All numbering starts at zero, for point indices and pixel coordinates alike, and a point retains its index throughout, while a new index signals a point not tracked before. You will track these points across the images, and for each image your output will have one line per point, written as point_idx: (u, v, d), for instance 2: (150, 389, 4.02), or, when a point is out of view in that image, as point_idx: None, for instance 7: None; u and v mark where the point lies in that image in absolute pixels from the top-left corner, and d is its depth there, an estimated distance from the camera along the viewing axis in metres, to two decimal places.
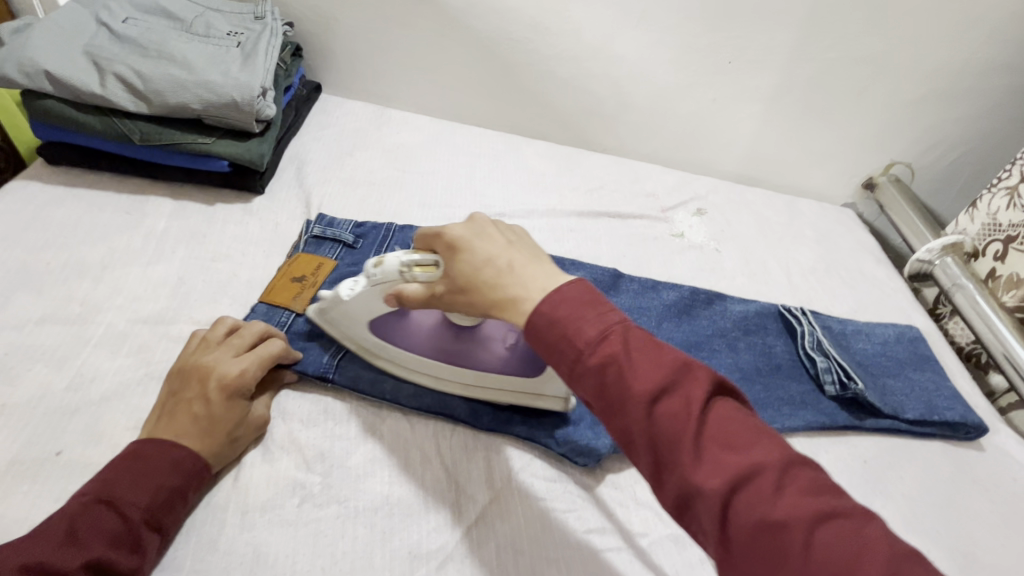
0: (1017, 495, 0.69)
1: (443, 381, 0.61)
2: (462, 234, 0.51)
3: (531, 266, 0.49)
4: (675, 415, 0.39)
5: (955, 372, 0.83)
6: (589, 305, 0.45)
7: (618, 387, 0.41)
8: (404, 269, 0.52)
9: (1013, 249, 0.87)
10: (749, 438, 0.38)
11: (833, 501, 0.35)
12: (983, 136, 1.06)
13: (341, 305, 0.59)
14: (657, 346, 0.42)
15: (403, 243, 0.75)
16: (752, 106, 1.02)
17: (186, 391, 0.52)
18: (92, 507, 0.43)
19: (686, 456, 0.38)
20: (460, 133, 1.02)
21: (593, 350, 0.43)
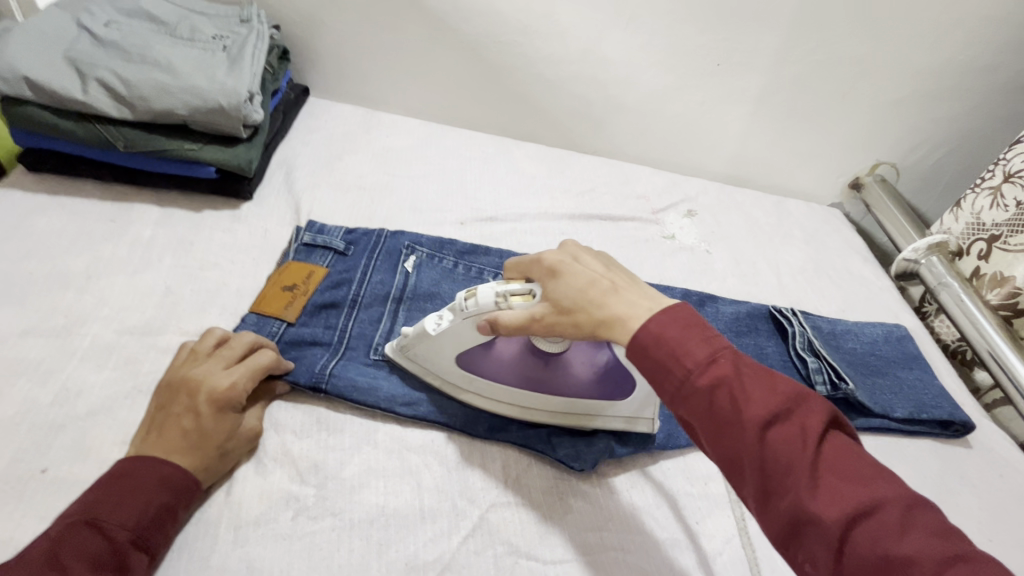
0: (1004, 491, 0.70)
1: (529, 411, 0.60)
2: (560, 260, 0.53)
3: (633, 289, 0.51)
4: (789, 442, 0.40)
5: (942, 370, 0.85)
6: (695, 329, 0.46)
7: (728, 409, 0.42)
8: (501, 297, 0.53)
9: (996, 248, 0.89)
10: (867, 473, 0.39)
11: (953, 539, 0.36)
12: (965, 136, 1.08)
13: (425, 336, 0.58)
14: (769, 375, 0.43)
15: (394, 248, 0.74)
16: (741, 108, 1.03)
17: (175, 405, 0.51)
18: (75, 530, 0.42)
19: (802, 483, 0.39)
20: (450, 135, 1.01)
21: (703, 371, 0.44)
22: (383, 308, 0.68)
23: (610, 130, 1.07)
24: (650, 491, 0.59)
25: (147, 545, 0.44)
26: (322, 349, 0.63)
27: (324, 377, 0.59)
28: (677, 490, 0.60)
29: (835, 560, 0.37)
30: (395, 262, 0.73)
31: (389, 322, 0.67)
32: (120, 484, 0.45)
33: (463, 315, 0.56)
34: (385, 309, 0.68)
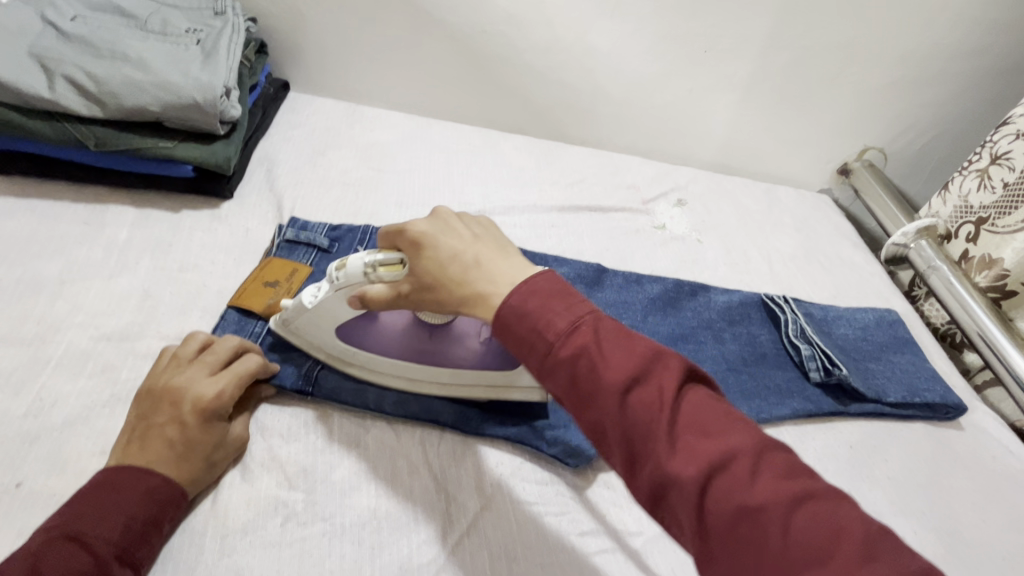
0: (997, 472, 0.70)
1: (416, 382, 0.59)
2: (426, 231, 0.51)
3: (498, 260, 0.49)
4: (648, 404, 0.39)
5: (933, 353, 0.85)
6: (556, 298, 0.45)
7: (589, 377, 0.41)
8: (369, 269, 0.51)
9: (984, 230, 0.89)
10: (721, 424, 0.38)
11: (804, 480, 0.36)
12: (952, 119, 1.08)
13: (302, 311, 0.56)
14: (627, 337, 0.42)
15: (380, 245, 0.73)
16: (729, 95, 1.02)
17: (158, 414, 0.49)
18: (58, 543, 0.41)
19: (660, 445, 0.38)
20: (436, 129, 0.99)
21: (563, 341, 0.43)
22: None
23: (598, 120, 1.06)
24: None
25: (132, 560, 0.43)
26: (307, 350, 0.61)
27: (310, 381, 0.58)
28: None
29: (698, 520, 0.36)
30: None
31: None
32: (104, 496, 0.44)
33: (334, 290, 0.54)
34: None
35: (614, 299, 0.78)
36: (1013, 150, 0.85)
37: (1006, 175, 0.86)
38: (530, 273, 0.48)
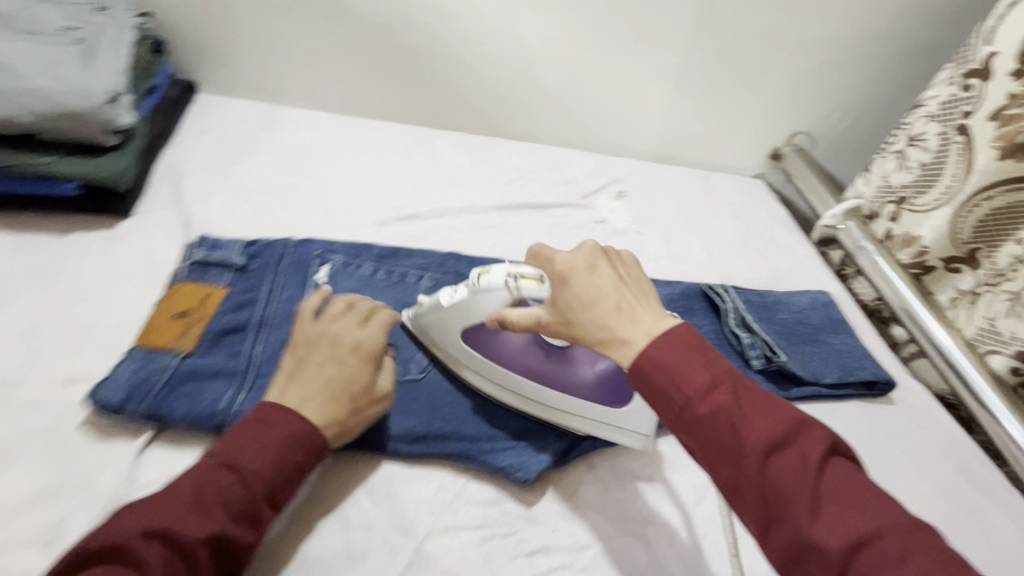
0: (925, 443, 0.74)
1: (522, 401, 0.59)
2: (569, 265, 0.50)
3: (643, 306, 0.49)
4: (790, 470, 0.40)
5: (864, 331, 0.88)
6: (699, 355, 0.45)
7: (727, 437, 0.42)
8: (511, 280, 0.54)
9: (905, 210, 0.92)
10: (868, 500, 0.39)
11: (960, 569, 0.35)
12: (872, 102, 1.12)
13: (444, 311, 0.59)
14: (769, 400, 0.43)
15: (303, 258, 0.68)
16: (662, 84, 1.02)
17: (314, 355, 0.53)
18: (217, 475, 0.44)
19: (801, 511, 0.39)
20: (363, 128, 0.94)
21: (703, 398, 0.43)
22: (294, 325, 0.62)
23: (534, 114, 1.03)
24: (595, 493, 0.57)
25: (277, 499, 0.46)
26: (225, 380, 0.56)
27: (228, 414, 0.53)
28: (622, 486, 0.59)
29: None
30: (305, 273, 0.66)
31: None
32: (258, 435, 0.46)
33: (471, 297, 0.57)
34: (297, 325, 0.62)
35: None
36: (927, 132, 0.88)
37: (921, 155, 0.89)
38: (669, 322, 0.48)
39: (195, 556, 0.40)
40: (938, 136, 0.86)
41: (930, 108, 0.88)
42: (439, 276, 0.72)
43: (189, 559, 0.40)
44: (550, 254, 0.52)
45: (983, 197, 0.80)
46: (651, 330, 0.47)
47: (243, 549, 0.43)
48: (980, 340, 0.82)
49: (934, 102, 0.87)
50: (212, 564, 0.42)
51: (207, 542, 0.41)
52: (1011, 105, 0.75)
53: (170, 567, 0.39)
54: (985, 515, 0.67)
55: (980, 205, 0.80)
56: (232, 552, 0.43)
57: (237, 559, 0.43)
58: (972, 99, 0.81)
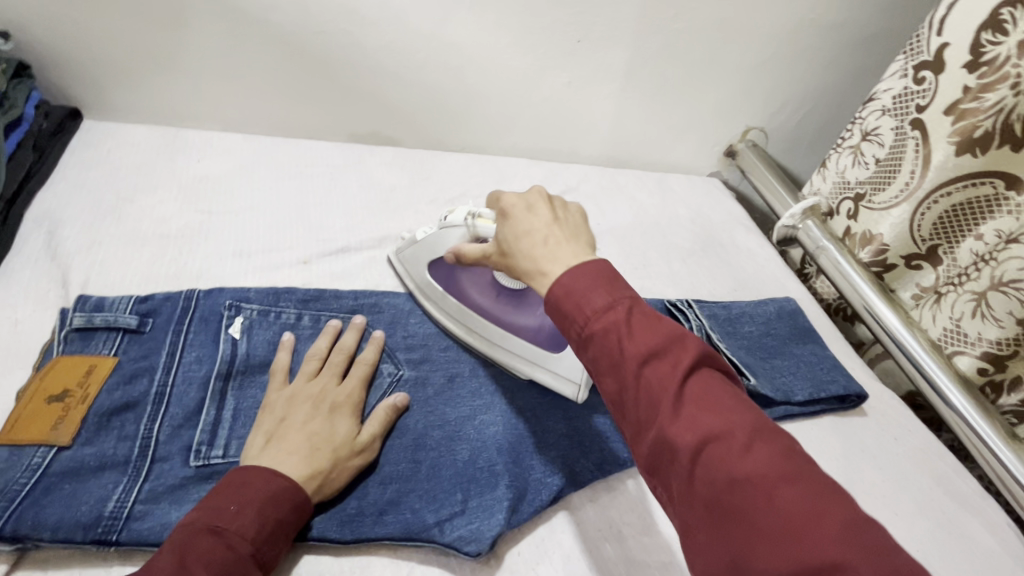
0: (900, 455, 0.71)
1: (469, 333, 0.64)
2: (513, 204, 0.51)
3: (569, 242, 0.47)
4: (662, 379, 0.39)
5: (830, 335, 0.85)
6: (604, 277, 0.43)
7: (612, 348, 0.40)
8: (469, 217, 0.61)
9: (863, 207, 0.88)
10: (729, 405, 0.38)
11: (802, 466, 0.35)
12: (824, 93, 1.09)
13: (416, 247, 0.66)
14: (656, 317, 0.41)
15: (212, 311, 0.57)
16: (608, 86, 0.96)
17: (294, 414, 0.50)
18: (201, 539, 0.40)
19: (666, 415, 0.38)
20: (284, 149, 0.84)
21: (596, 314, 0.42)
22: (202, 393, 0.51)
23: (476, 124, 0.96)
24: (559, 560, 0.51)
25: (266, 557, 0.42)
26: (115, 475, 0.45)
27: (114, 522, 0.42)
28: (588, 548, 0.53)
29: (688, 487, 0.36)
30: (214, 329, 0.56)
31: (212, 411, 0.50)
32: (237, 491, 0.43)
33: (439, 233, 0.65)
34: (206, 393, 0.51)
35: None
36: (881, 126, 0.84)
37: (877, 150, 0.86)
38: (588, 258, 0.46)
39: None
40: (893, 130, 0.83)
41: (883, 102, 0.84)
42: (373, 318, 0.64)
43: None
44: (497, 197, 0.54)
45: (941, 194, 0.78)
46: (570, 262, 0.45)
47: None
48: (946, 340, 0.79)
49: (887, 96, 0.83)
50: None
51: None
52: (966, 99, 0.72)
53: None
54: (966, 530, 0.65)
55: (938, 201, 0.78)
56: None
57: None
58: (925, 93, 0.77)
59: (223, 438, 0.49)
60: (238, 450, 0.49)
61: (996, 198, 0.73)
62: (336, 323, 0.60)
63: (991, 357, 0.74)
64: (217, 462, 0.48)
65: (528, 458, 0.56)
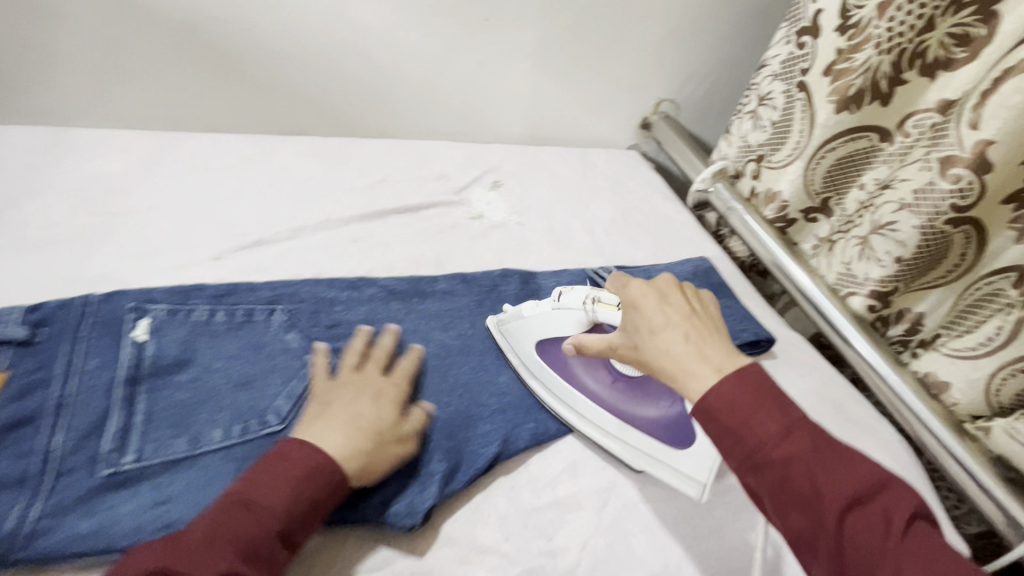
0: (805, 391, 0.78)
1: (580, 419, 0.61)
2: (640, 294, 0.54)
3: (712, 340, 0.49)
4: (868, 527, 0.39)
5: (742, 290, 0.91)
6: (775, 402, 0.45)
7: (804, 486, 0.42)
8: (589, 302, 0.64)
9: (764, 167, 0.95)
10: (950, 565, 0.37)
11: None
12: (727, 63, 1.15)
13: (525, 322, 0.67)
14: (848, 461, 0.43)
15: (114, 314, 0.54)
16: (521, 64, 0.97)
17: (339, 399, 0.52)
18: (234, 510, 0.42)
19: (886, 571, 0.38)
20: (186, 143, 0.80)
21: (777, 443, 0.43)
22: (108, 401, 0.49)
23: (391, 108, 0.95)
24: (496, 523, 0.53)
25: (296, 533, 0.44)
26: (13, 493, 0.43)
27: (13, 540, 0.41)
28: (523, 508, 0.55)
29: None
30: (116, 333, 0.53)
31: (121, 418, 0.48)
32: (277, 466, 0.45)
33: (552, 314, 0.67)
34: (111, 400, 0.49)
35: (437, 310, 0.69)
36: (773, 91, 0.91)
37: (771, 114, 0.92)
38: (741, 361, 0.48)
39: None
40: (783, 94, 0.89)
41: (773, 68, 0.91)
42: (292, 307, 0.62)
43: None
44: (623, 284, 0.56)
45: (828, 148, 0.83)
46: (721, 370, 0.47)
47: None
48: (841, 283, 0.86)
49: (776, 62, 0.90)
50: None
51: None
52: (839, 60, 0.79)
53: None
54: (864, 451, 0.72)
55: (826, 155, 0.84)
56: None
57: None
58: (807, 57, 0.84)
59: (134, 443, 0.48)
60: (152, 454, 0.47)
61: (872, 148, 0.81)
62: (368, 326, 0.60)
63: (878, 295, 0.81)
64: (128, 468, 0.46)
65: (461, 430, 0.58)
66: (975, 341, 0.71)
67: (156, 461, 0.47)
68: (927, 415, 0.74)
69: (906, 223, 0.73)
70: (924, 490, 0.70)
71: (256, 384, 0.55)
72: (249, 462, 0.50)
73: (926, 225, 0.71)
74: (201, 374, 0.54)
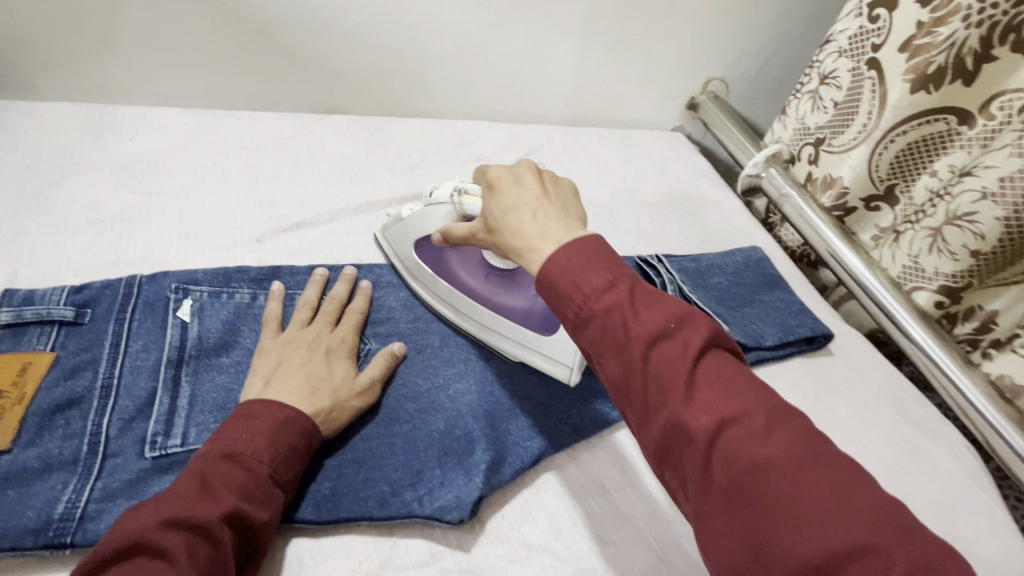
0: (864, 391, 0.73)
1: (456, 313, 0.63)
2: (501, 175, 0.49)
3: (558, 218, 0.45)
4: (672, 359, 0.38)
5: (795, 282, 0.86)
6: (598, 254, 0.42)
7: (618, 332, 0.39)
8: (455, 194, 0.59)
9: (823, 151, 0.89)
10: (740, 388, 0.37)
11: (815, 440, 0.35)
12: (783, 39, 1.08)
13: (403, 223, 0.65)
14: (660, 296, 0.40)
15: (155, 297, 0.54)
16: (565, 40, 0.92)
17: (288, 358, 0.51)
18: (217, 465, 0.41)
19: (677, 397, 0.37)
20: (225, 122, 0.78)
21: (599, 296, 0.40)
22: (153, 383, 0.49)
23: (431, 87, 0.92)
24: (545, 520, 0.51)
25: (286, 478, 0.45)
26: (64, 474, 0.43)
27: (69, 523, 0.40)
28: (573, 506, 0.52)
29: (703, 471, 0.35)
30: (161, 315, 0.53)
31: (166, 399, 0.48)
32: (248, 422, 0.45)
33: (424, 211, 0.63)
34: (157, 382, 0.49)
35: None
36: (838, 69, 0.84)
37: (834, 94, 0.86)
38: (580, 233, 0.44)
39: (221, 535, 0.38)
40: (850, 72, 0.82)
41: (839, 44, 0.83)
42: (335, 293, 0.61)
43: (215, 541, 0.38)
44: (481, 168, 0.52)
45: (897, 133, 0.78)
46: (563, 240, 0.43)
47: (261, 526, 0.41)
48: (905, 277, 0.81)
49: (843, 37, 0.83)
50: (234, 545, 0.40)
51: (225, 520, 0.39)
52: (920, 34, 0.72)
53: (196, 550, 0.36)
54: (928, 456, 0.68)
55: (894, 140, 0.78)
56: (253, 530, 0.41)
57: (262, 537, 0.41)
58: (880, 32, 0.77)
59: (180, 426, 0.47)
60: (197, 439, 0.47)
61: (949, 132, 0.74)
62: (324, 272, 0.61)
63: (948, 291, 0.75)
64: (175, 452, 0.46)
65: (506, 421, 0.55)
66: None
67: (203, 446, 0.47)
68: (1001, 423, 0.68)
69: (987, 214, 0.67)
70: (994, 499, 0.66)
71: None
72: None
73: (1012, 217, 0.66)
74: (241, 358, 0.53)
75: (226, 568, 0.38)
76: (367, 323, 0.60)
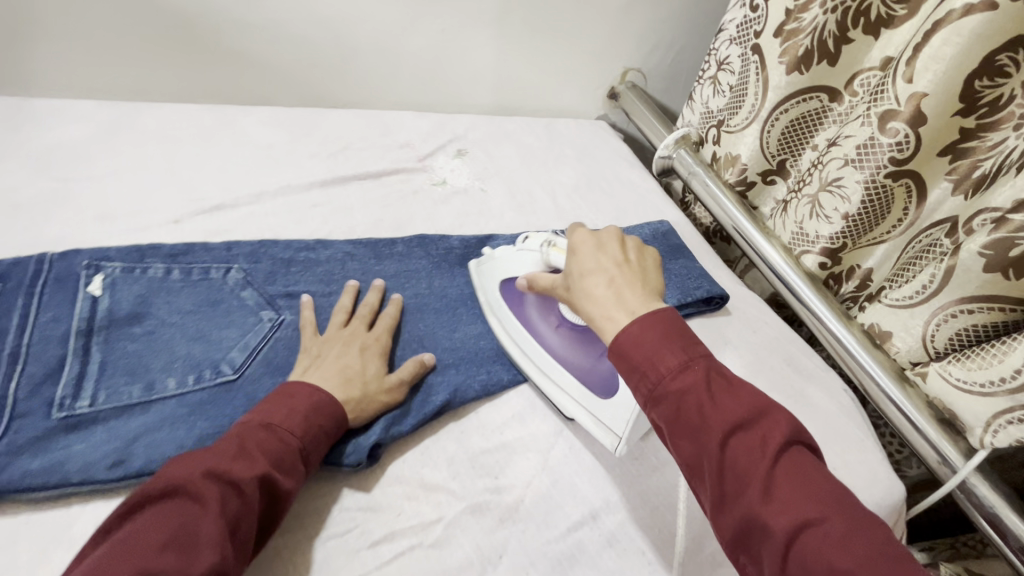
0: (756, 345, 0.80)
1: (524, 357, 0.65)
2: (584, 239, 0.57)
3: (635, 287, 0.52)
4: (748, 450, 0.41)
5: (701, 253, 0.93)
6: (677, 339, 0.47)
7: (693, 415, 0.44)
8: (546, 247, 0.64)
9: (724, 131, 0.96)
10: (818, 490, 0.40)
11: (899, 558, 0.36)
12: (693, 31, 1.15)
13: (495, 261, 0.70)
14: (737, 387, 0.45)
15: (67, 272, 0.56)
16: (482, 33, 0.98)
17: (330, 354, 0.57)
18: (256, 432, 0.46)
19: (754, 491, 0.40)
20: (146, 112, 0.80)
21: (675, 376, 0.46)
22: (62, 350, 0.51)
23: (355, 77, 0.96)
24: (444, 463, 0.55)
25: (311, 454, 0.49)
26: None
27: None
28: (472, 450, 0.57)
29: (778, 566, 0.38)
30: (71, 289, 0.55)
31: (76, 365, 0.51)
32: (286, 399, 0.50)
33: (516, 255, 0.69)
34: (66, 349, 0.51)
35: (394, 271, 0.70)
36: (730, 55, 0.92)
37: (729, 79, 0.94)
38: (655, 306, 0.50)
39: (250, 493, 0.42)
40: (739, 57, 0.91)
41: (730, 32, 0.92)
42: (250, 267, 0.64)
43: (244, 497, 0.42)
44: (572, 229, 0.59)
45: (780, 111, 0.85)
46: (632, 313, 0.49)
47: (287, 494, 0.45)
48: (796, 243, 0.88)
49: (732, 26, 0.91)
50: (260, 505, 0.44)
51: (258, 481, 0.44)
52: (789, 20, 0.80)
53: (226, 502, 0.41)
54: (809, 399, 0.75)
55: (779, 118, 0.86)
56: (277, 495, 0.45)
57: (282, 504, 0.46)
58: (759, 19, 0.85)
59: (90, 388, 0.50)
60: (107, 399, 0.50)
61: (822, 109, 0.82)
62: (356, 283, 0.65)
63: (829, 252, 0.83)
64: (83, 411, 0.49)
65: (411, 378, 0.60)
66: (913, 290, 0.72)
67: (111, 405, 0.50)
68: (871, 364, 0.74)
69: (850, 178, 0.75)
70: (864, 434, 0.73)
71: (210, 337, 0.57)
72: (203, 408, 0.52)
73: (869, 181, 0.73)
74: (155, 327, 0.56)
75: (251, 520, 0.42)
76: (284, 295, 0.63)
